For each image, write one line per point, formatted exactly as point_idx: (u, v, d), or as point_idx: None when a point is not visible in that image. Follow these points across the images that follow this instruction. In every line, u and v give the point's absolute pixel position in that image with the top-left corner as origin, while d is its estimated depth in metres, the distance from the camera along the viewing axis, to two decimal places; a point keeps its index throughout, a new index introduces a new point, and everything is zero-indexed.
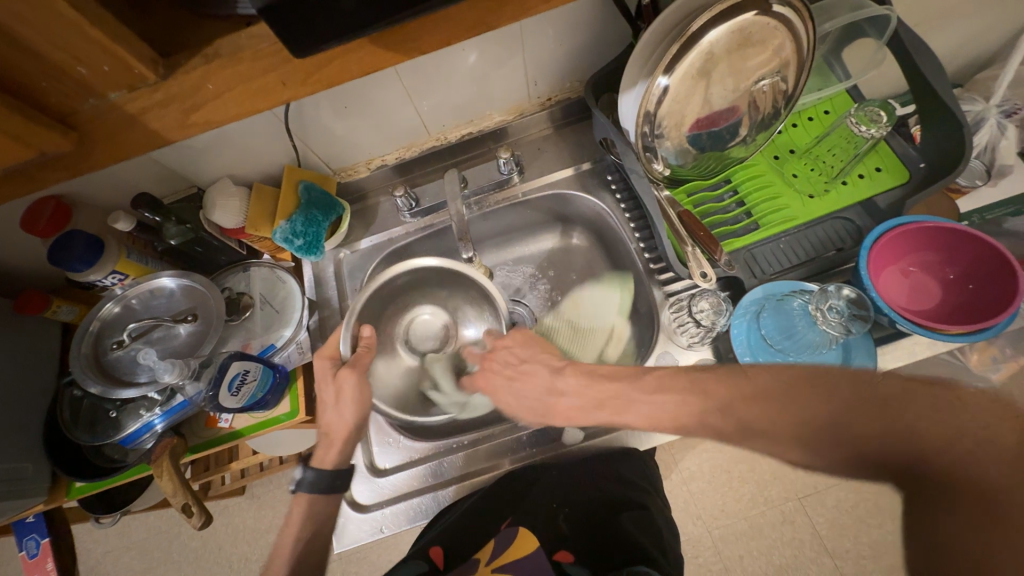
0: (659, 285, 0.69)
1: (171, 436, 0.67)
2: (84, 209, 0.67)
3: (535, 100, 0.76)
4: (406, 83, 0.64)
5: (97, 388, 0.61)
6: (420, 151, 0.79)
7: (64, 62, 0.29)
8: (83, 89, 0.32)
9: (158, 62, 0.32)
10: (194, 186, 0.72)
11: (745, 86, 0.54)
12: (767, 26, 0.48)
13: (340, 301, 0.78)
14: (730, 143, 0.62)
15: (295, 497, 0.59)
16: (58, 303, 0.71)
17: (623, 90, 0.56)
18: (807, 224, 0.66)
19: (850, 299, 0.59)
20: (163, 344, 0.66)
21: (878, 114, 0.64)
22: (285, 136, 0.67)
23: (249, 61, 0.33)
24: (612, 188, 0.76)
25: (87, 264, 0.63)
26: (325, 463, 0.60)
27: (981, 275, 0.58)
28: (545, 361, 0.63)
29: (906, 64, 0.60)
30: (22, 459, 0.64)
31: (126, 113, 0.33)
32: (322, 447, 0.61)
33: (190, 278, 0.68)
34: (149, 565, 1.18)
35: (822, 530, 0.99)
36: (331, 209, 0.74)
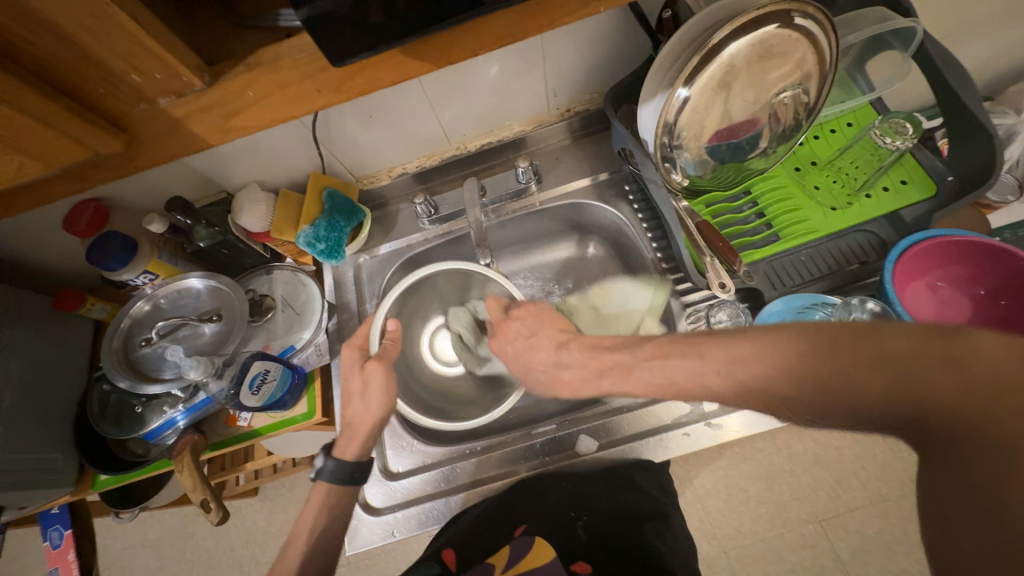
0: (676, 296, 0.69)
1: (193, 433, 0.69)
2: (121, 211, 0.70)
3: (554, 111, 0.77)
4: (430, 93, 0.66)
5: (126, 383, 0.64)
6: (441, 159, 0.81)
7: (120, 70, 0.31)
8: (135, 95, 0.33)
9: (203, 70, 0.34)
10: (223, 192, 0.75)
11: (766, 97, 0.54)
12: (789, 39, 0.48)
13: (358, 305, 0.79)
14: (750, 154, 0.61)
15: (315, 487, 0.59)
16: (92, 302, 0.74)
17: (643, 101, 0.56)
18: (830, 236, 0.64)
19: (874, 312, 0.58)
20: (190, 343, 0.68)
21: (905, 127, 0.62)
22: (312, 143, 0.69)
23: (287, 70, 0.34)
24: (629, 198, 0.76)
25: (121, 263, 0.66)
26: (344, 453, 0.59)
27: (1014, 291, 0.56)
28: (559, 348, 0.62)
29: (933, 76, 0.59)
30: (52, 450, 0.66)
31: (172, 118, 0.35)
32: (343, 441, 0.60)
33: (216, 279, 0.71)
34: (163, 563, 1.20)
35: (846, 556, 0.95)
36: (353, 215, 0.76)
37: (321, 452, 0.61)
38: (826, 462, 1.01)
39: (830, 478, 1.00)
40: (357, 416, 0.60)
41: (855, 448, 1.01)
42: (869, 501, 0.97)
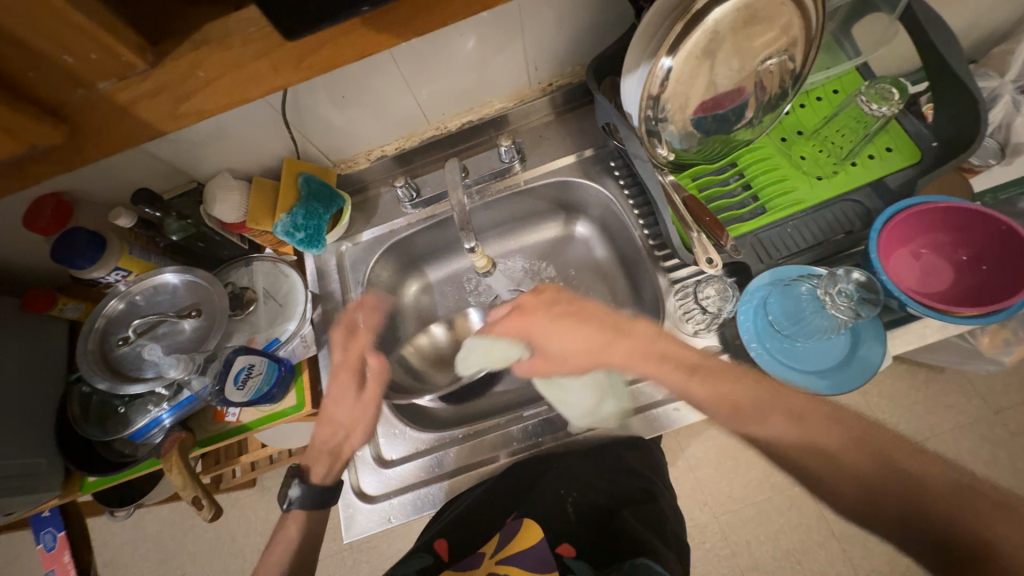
0: (664, 272, 0.68)
1: (180, 431, 0.67)
2: (84, 205, 0.67)
3: (536, 86, 0.74)
4: (404, 69, 0.63)
5: (105, 384, 0.62)
6: (420, 141, 0.78)
7: (50, 51, 0.29)
8: (69, 79, 0.31)
9: (146, 50, 0.31)
10: (193, 181, 0.71)
11: (751, 65, 0.52)
12: (774, 2, 0.46)
13: (343, 294, 0.77)
14: (736, 125, 0.60)
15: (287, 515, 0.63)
16: (64, 301, 0.72)
17: (625, 73, 0.54)
18: (816, 207, 0.64)
19: (860, 282, 0.58)
20: (169, 340, 0.66)
21: (889, 92, 0.61)
22: (282, 126, 0.66)
23: (240, 48, 0.32)
24: (615, 174, 0.75)
25: (89, 261, 0.63)
26: (313, 476, 0.63)
27: (994, 255, 0.57)
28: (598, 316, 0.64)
29: (919, 39, 0.58)
30: (35, 455, 0.64)
31: (115, 104, 0.32)
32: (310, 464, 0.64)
33: (193, 273, 0.69)
34: (164, 556, 1.20)
35: (830, 515, 0.99)
36: (332, 201, 0.73)
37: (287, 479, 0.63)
38: None
39: None
40: (340, 448, 0.64)
41: None
42: None
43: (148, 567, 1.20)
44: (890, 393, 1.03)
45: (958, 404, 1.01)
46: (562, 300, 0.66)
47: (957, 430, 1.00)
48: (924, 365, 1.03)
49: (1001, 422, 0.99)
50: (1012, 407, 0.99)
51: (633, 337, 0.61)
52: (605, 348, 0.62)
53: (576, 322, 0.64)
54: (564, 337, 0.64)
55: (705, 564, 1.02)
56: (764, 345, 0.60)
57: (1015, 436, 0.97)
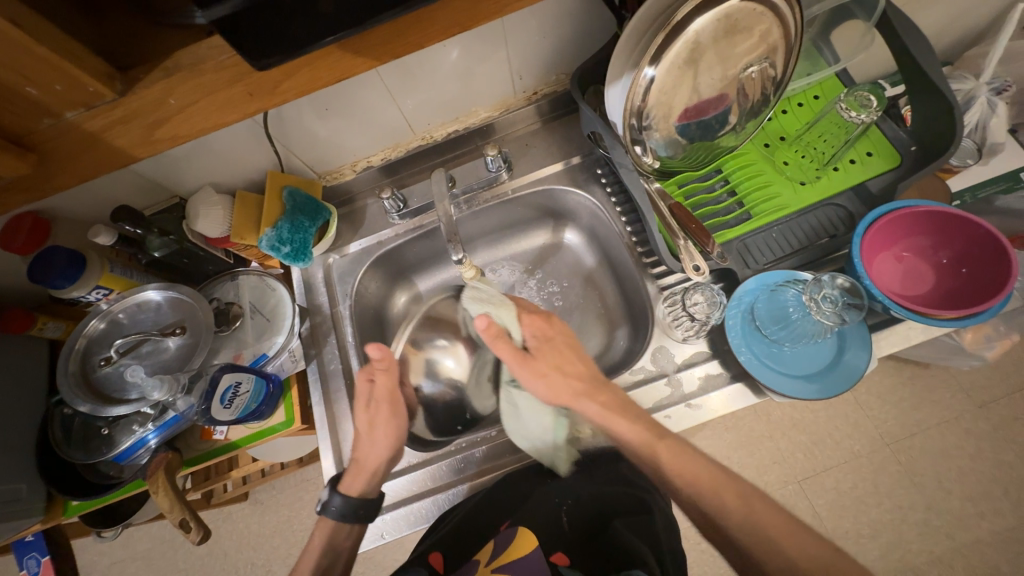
0: (653, 279, 0.68)
1: (166, 451, 0.66)
2: (63, 223, 0.66)
3: (521, 95, 0.75)
4: (388, 81, 0.62)
5: (87, 407, 0.61)
6: (406, 151, 0.77)
7: (13, 82, 0.28)
8: (36, 109, 0.30)
9: (115, 78, 0.31)
10: (176, 196, 0.70)
11: (733, 73, 0.52)
12: (753, 12, 0.47)
13: (331, 307, 0.76)
14: (720, 132, 0.60)
15: (319, 521, 0.61)
16: (43, 320, 0.70)
17: (608, 83, 0.55)
18: (800, 212, 0.65)
19: (844, 287, 0.59)
20: (153, 359, 0.65)
21: (868, 100, 0.62)
22: (265, 140, 0.65)
23: (213, 74, 0.31)
24: (602, 181, 0.75)
25: (69, 280, 0.62)
26: (349, 490, 0.61)
27: (973, 258, 0.58)
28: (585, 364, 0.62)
29: (896, 46, 0.59)
30: (16, 480, 0.63)
31: (85, 132, 0.32)
32: (348, 475, 0.62)
33: (176, 290, 0.67)
34: (155, 574, 1.18)
35: (822, 511, 1.00)
36: (318, 214, 0.73)
37: (327, 486, 0.63)
38: (803, 425, 1.05)
39: (806, 440, 1.04)
40: (365, 457, 0.61)
41: (829, 410, 1.05)
42: (842, 458, 1.02)
43: None
44: (877, 390, 1.05)
45: (943, 399, 1.02)
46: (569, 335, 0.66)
47: (943, 424, 1.01)
48: (910, 361, 1.05)
49: (985, 416, 1.01)
50: (994, 401, 1.01)
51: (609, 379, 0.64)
52: (571, 398, 0.60)
53: (572, 360, 0.62)
54: (553, 355, 0.62)
55: (700, 564, 1.02)
56: (753, 349, 0.60)
57: (998, 429, 0.99)
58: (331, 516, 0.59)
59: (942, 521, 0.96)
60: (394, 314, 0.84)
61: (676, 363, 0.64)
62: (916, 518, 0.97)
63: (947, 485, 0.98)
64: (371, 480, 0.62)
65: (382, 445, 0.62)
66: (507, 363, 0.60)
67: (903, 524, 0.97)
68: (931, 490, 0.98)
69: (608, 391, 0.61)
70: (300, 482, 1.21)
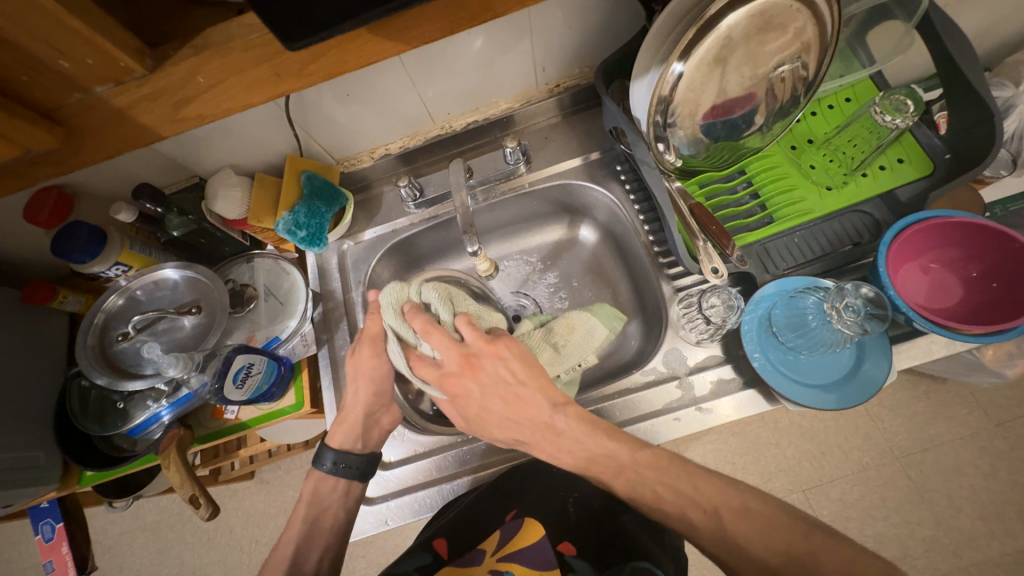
0: (668, 280, 0.67)
1: (178, 427, 0.67)
2: (86, 199, 0.67)
3: (543, 87, 0.74)
4: (410, 69, 0.62)
5: (104, 380, 0.62)
6: (424, 139, 0.77)
7: (44, 55, 0.28)
8: (66, 83, 0.30)
9: (145, 54, 0.31)
10: (195, 176, 0.71)
11: (763, 72, 0.51)
12: (789, 9, 0.45)
13: (343, 293, 0.77)
14: (745, 132, 0.59)
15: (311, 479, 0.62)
16: (64, 294, 0.71)
17: (635, 77, 0.53)
18: (824, 218, 0.63)
19: (868, 297, 0.58)
20: (168, 336, 0.66)
21: (905, 104, 0.60)
22: (286, 124, 0.65)
23: (240, 53, 0.31)
24: (621, 178, 0.74)
25: (89, 255, 0.63)
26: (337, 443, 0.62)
27: (1004, 273, 0.56)
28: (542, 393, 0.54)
29: (936, 49, 0.56)
30: (34, 448, 0.64)
31: (113, 107, 0.32)
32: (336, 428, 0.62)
33: (193, 269, 0.68)
34: (163, 545, 1.21)
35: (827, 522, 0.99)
36: (335, 200, 0.73)
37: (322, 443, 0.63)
38: (811, 435, 1.03)
39: (814, 449, 1.03)
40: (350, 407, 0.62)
41: (840, 420, 1.03)
42: (850, 470, 1.00)
43: (146, 556, 1.21)
44: (891, 402, 1.03)
45: (958, 415, 1.00)
46: (502, 376, 0.54)
47: (958, 441, 0.99)
48: (926, 375, 1.03)
49: (1002, 435, 0.98)
50: (1012, 420, 0.98)
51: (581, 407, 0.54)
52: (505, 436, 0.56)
53: (504, 415, 0.54)
54: (485, 404, 0.54)
55: (700, 568, 1.01)
56: (767, 355, 0.59)
57: (1015, 449, 0.97)
58: (323, 468, 0.60)
59: (950, 539, 0.94)
60: None
61: (688, 366, 0.63)
62: (923, 534, 0.95)
63: (957, 503, 0.96)
64: (351, 433, 0.62)
65: (362, 393, 0.62)
66: (455, 426, 0.58)
67: (910, 539, 0.95)
68: (941, 506, 0.96)
69: (554, 439, 0.54)
70: (306, 463, 1.23)
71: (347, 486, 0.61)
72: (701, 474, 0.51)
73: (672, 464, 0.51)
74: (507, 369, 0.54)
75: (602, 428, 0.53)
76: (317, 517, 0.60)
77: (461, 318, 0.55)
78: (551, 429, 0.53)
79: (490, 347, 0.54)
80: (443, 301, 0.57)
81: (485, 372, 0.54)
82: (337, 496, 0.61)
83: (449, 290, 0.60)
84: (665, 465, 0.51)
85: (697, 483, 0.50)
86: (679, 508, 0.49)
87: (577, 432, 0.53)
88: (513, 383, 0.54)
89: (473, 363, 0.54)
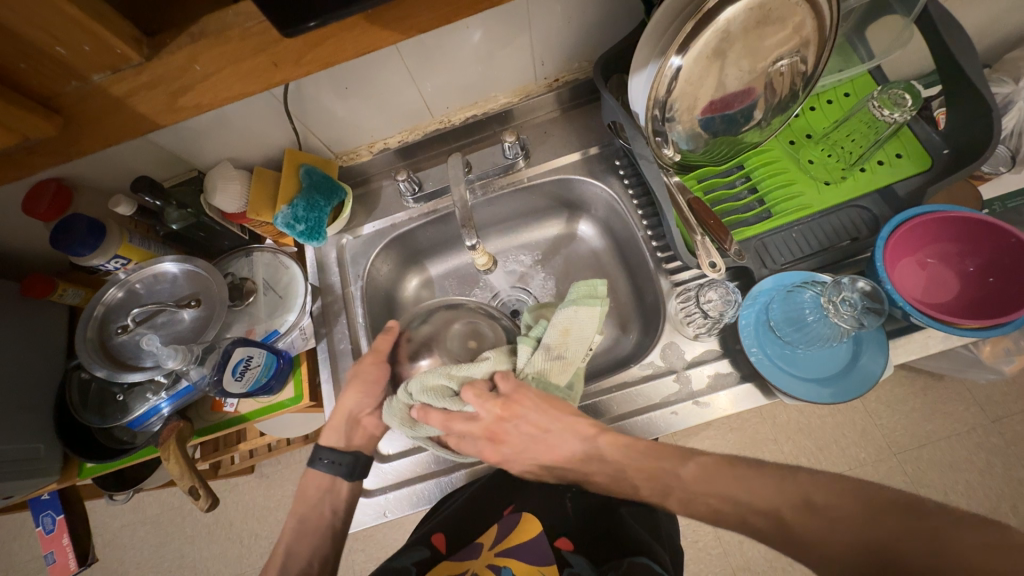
0: (666, 274, 0.67)
1: (178, 419, 0.68)
2: (85, 192, 0.67)
3: (542, 81, 0.73)
4: (408, 62, 0.62)
5: (103, 372, 0.62)
6: (423, 134, 0.77)
7: (42, 42, 0.28)
8: (64, 70, 0.30)
9: (142, 42, 0.31)
10: (194, 170, 0.71)
11: (762, 66, 0.51)
12: (787, 3, 0.45)
13: (342, 288, 0.77)
14: (744, 127, 0.59)
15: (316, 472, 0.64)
16: (64, 287, 0.71)
17: (633, 71, 0.53)
18: (822, 213, 0.63)
19: (864, 291, 0.57)
20: (167, 329, 0.66)
21: (902, 98, 0.59)
22: (284, 117, 0.65)
23: (237, 41, 0.31)
24: (620, 173, 0.74)
25: (89, 248, 0.63)
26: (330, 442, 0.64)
27: (1001, 268, 0.56)
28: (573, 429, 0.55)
29: (934, 43, 0.56)
30: (35, 440, 0.65)
31: (111, 96, 0.32)
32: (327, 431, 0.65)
33: (192, 263, 0.68)
34: (163, 539, 1.22)
35: None
36: (334, 194, 0.73)
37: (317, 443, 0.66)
38: (808, 431, 1.04)
39: (812, 445, 1.03)
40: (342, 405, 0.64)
41: (837, 416, 1.04)
42: (847, 466, 1.01)
43: (147, 549, 1.22)
44: (888, 398, 1.03)
45: (955, 411, 1.00)
46: (527, 430, 0.55)
47: (954, 438, 0.99)
48: (924, 371, 1.03)
49: (998, 431, 0.99)
50: (1009, 416, 0.99)
51: (612, 434, 0.54)
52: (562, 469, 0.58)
53: (549, 460, 0.57)
54: (522, 447, 0.56)
55: (697, 563, 1.02)
56: (764, 350, 0.59)
57: (1011, 445, 0.97)
58: (318, 467, 0.63)
59: None
60: (404, 297, 0.84)
61: (686, 361, 0.63)
62: None
63: (953, 498, 0.96)
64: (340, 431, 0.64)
65: (349, 397, 0.64)
66: None
67: None
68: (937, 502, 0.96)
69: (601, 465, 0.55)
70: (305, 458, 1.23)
71: (331, 484, 0.63)
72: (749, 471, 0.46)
73: (720, 470, 0.47)
74: (533, 422, 0.55)
75: (636, 448, 0.53)
76: (314, 510, 0.63)
77: (466, 393, 0.53)
78: (590, 462, 0.55)
79: (508, 411, 0.54)
80: (437, 390, 0.55)
81: (517, 425, 0.55)
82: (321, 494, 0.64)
83: (432, 374, 0.55)
84: (709, 474, 0.48)
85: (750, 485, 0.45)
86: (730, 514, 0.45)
87: (618, 459, 0.53)
88: (540, 431, 0.56)
89: (497, 425, 0.54)
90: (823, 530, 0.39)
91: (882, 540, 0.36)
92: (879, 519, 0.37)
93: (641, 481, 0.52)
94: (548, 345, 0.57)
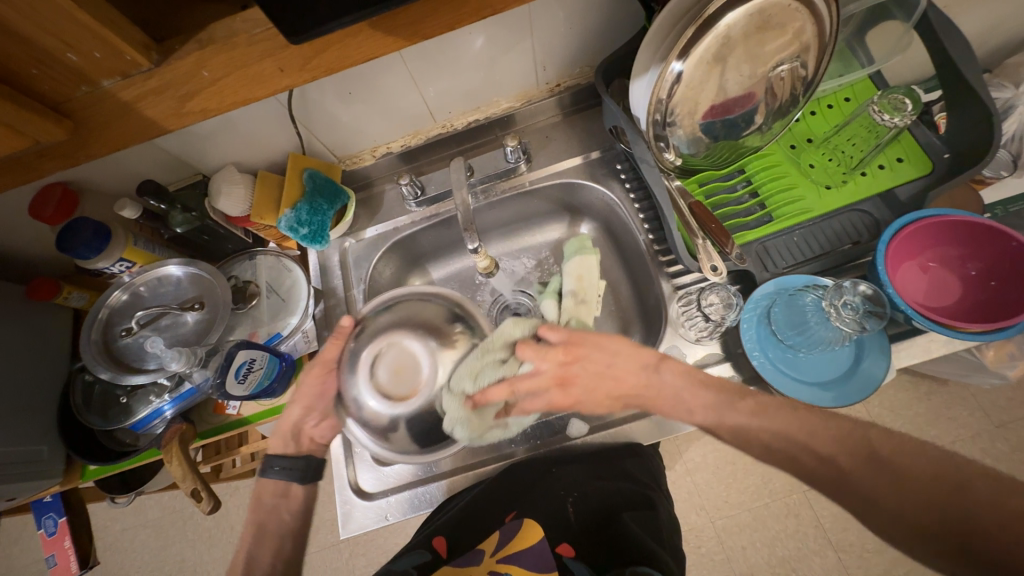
0: (667, 278, 0.68)
1: (181, 422, 0.68)
2: (91, 195, 0.67)
3: (543, 86, 0.74)
4: (412, 67, 0.62)
5: (107, 374, 0.62)
6: (426, 138, 0.78)
7: (54, 48, 0.28)
8: (75, 77, 0.31)
9: (151, 48, 0.32)
10: (199, 174, 0.71)
11: (763, 71, 0.51)
12: (788, 8, 0.46)
13: (344, 290, 0.77)
14: (745, 131, 0.59)
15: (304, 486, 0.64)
16: (68, 290, 0.72)
17: (634, 76, 0.54)
18: (824, 216, 0.63)
19: (866, 294, 0.58)
20: (171, 332, 0.67)
21: (902, 102, 0.60)
22: (289, 122, 0.66)
23: (244, 47, 0.32)
24: (621, 177, 0.74)
25: (94, 251, 0.64)
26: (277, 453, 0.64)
27: (1004, 271, 0.56)
28: (637, 355, 0.59)
29: (933, 48, 0.57)
30: (38, 442, 0.65)
31: (120, 101, 0.32)
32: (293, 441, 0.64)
33: (197, 266, 0.69)
34: (163, 543, 1.22)
35: (826, 523, 0.99)
36: (337, 198, 0.73)
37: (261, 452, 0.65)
38: None
39: None
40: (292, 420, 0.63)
41: None
42: None
43: (147, 553, 1.22)
44: (891, 403, 1.03)
45: (959, 416, 1.00)
46: (593, 368, 0.58)
47: (958, 442, 0.99)
48: (927, 376, 1.03)
49: (1003, 436, 0.98)
50: (1014, 421, 0.98)
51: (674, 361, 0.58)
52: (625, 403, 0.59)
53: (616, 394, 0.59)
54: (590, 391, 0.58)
55: (700, 568, 1.01)
56: (766, 353, 0.59)
57: (1016, 450, 0.97)
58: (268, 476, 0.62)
59: None
60: None
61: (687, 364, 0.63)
62: None
63: None
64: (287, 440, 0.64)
65: (294, 409, 0.63)
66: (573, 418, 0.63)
67: None
68: None
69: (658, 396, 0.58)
70: None
71: (286, 489, 0.63)
72: (816, 420, 0.53)
73: (782, 412, 0.54)
74: (605, 362, 0.58)
75: (698, 378, 0.57)
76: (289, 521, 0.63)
77: (524, 351, 0.56)
78: (650, 388, 0.58)
79: (569, 354, 0.58)
80: (478, 376, 0.54)
81: (585, 358, 0.58)
82: (277, 500, 0.64)
83: (474, 364, 0.55)
84: (768, 411, 0.54)
85: (811, 429, 0.52)
86: (789, 452, 0.52)
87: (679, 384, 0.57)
88: (606, 367, 0.58)
89: (563, 367, 0.57)
90: (887, 481, 0.47)
91: (940, 498, 0.45)
92: (943, 491, 0.45)
93: (697, 408, 0.56)
94: (572, 291, 0.73)
